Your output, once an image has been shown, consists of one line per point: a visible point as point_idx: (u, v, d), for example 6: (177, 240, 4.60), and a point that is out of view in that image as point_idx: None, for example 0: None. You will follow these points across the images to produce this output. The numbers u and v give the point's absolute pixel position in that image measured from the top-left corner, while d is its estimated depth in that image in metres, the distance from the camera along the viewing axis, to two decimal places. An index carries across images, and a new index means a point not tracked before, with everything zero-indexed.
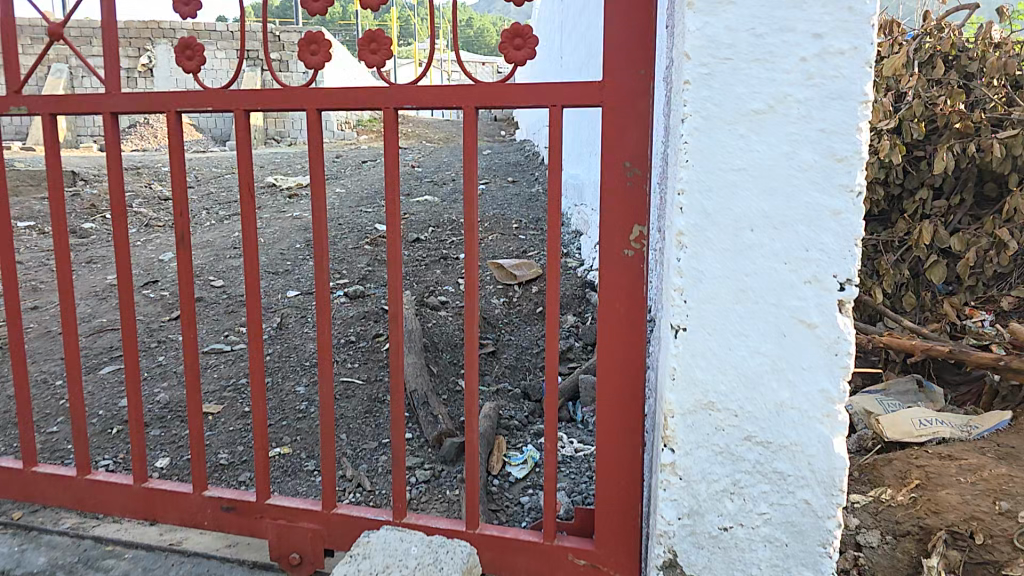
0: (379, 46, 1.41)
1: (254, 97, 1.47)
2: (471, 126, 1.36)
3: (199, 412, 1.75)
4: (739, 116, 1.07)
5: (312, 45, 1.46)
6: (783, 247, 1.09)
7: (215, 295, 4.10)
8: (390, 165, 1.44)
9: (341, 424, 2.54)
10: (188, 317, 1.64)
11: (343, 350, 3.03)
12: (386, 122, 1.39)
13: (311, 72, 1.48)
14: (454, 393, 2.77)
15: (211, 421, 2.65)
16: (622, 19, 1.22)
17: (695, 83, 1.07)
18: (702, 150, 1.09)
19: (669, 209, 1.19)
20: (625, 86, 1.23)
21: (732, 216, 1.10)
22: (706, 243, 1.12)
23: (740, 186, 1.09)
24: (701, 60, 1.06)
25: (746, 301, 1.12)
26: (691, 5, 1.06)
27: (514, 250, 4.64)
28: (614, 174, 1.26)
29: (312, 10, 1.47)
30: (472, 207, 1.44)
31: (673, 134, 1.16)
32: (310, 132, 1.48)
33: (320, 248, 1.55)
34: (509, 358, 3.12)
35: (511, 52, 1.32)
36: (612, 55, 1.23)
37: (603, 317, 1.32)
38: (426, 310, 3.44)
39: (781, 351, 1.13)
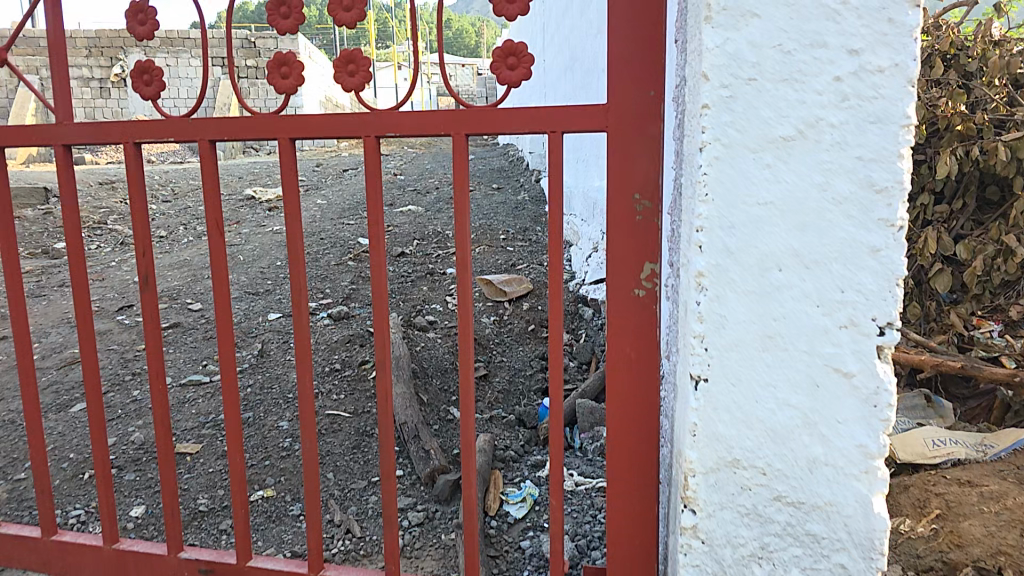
0: (358, 67, 1.28)
1: (221, 126, 1.33)
2: (461, 155, 1.23)
3: (171, 470, 1.58)
4: (765, 143, 0.95)
5: (282, 67, 1.32)
6: (815, 287, 0.97)
7: (193, 320, 3.91)
8: (373, 196, 1.31)
9: (327, 462, 2.37)
10: (154, 371, 1.47)
11: (328, 379, 2.86)
12: (368, 153, 1.27)
13: (283, 96, 1.34)
14: (446, 423, 2.62)
15: (189, 463, 2.48)
16: (628, 35, 1.10)
17: (715, 106, 0.96)
18: (723, 182, 0.97)
19: (684, 247, 1.07)
20: (633, 110, 1.11)
21: (757, 254, 0.98)
22: (729, 284, 1.00)
23: (766, 221, 0.97)
24: (722, 81, 0.95)
25: (775, 348, 1.00)
26: (710, 19, 0.94)
27: (502, 263, 4.51)
28: (622, 206, 1.14)
29: (282, 29, 1.33)
30: (464, 241, 1.31)
31: (689, 163, 1.04)
32: (284, 163, 1.34)
33: (298, 286, 1.40)
34: (502, 381, 2.98)
35: (504, 73, 1.20)
36: (617, 74, 1.11)
37: (612, 362, 1.19)
38: (413, 333, 3.29)
39: (813, 402, 1.01)
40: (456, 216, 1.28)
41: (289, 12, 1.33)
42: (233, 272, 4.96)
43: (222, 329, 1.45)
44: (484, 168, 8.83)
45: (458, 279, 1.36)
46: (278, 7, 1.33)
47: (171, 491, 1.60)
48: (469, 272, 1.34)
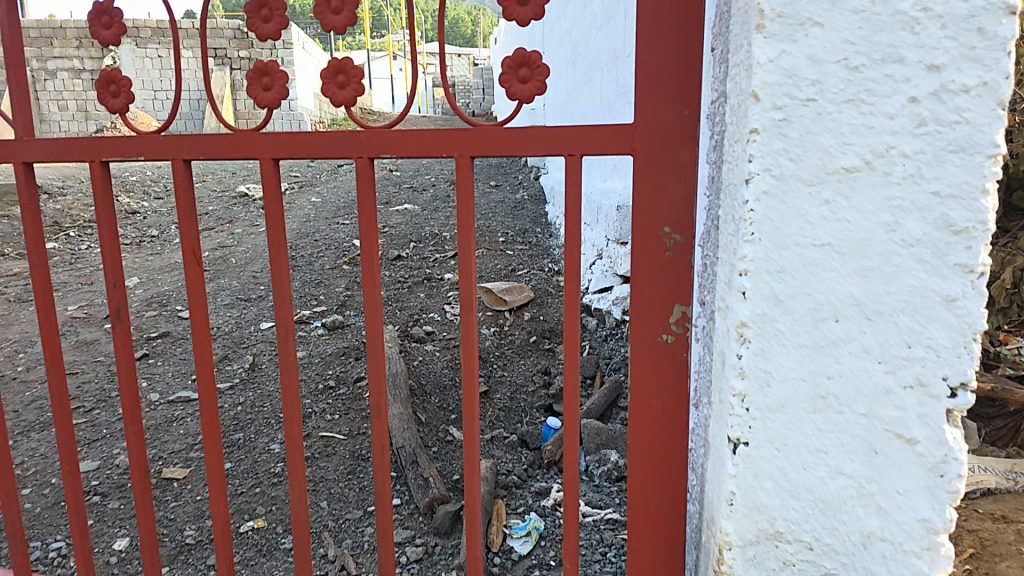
0: (348, 79, 1.13)
1: (195, 144, 1.19)
2: (465, 179, 1.10)
3: (153, 540, 1.36)
4: (823, 175, 0.84)
5: (264, 77, 1.18)
6: (877, 340, 0.85)
7: (183, 329, 3.76)
8: (365, 219, 1.16)
9: (321, 489, 2.23)
10: (130, 407, 1.29)
11: (321, 398, 2.72)
12: (360, 175, 1.13)
13: (265, 111, 1.20)
14: (445, 445, 2.48)
15: (176, 490, 2.32)
16: (657, 49, 1.00)
17: (765, 132, 0.84)
18: (772, 221, 0.86)
19: (721, 287, 0.94)
20: (665, 132, 1.01)
21: (810, 302, 0.86)
22: (775, 335, 0.87)
23: (822, 264, 0.85)
24: (775, 100, 0.84)
25: (827, 410, 0.87)
26: (764, 28, 0.83)
27: (502, 268, 4.35)
28: (650, 238, 1.02)
29: (261, 34, 1.19)
30: (469, 273, 1.17)
31: (728, 193, 0.92)
32: (266, 189, 1.20)
33: (283, 320, 1.26)
34: (504, 398, 2.83)
35: (514, 86, 1.06)
36: (645, 94, 1.01)
37: (635, 412, 1.07)
38: (411, 345, 3.14)
39: (870, 472, 0.87)
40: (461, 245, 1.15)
41: (270, 15, 1.18)
42: (225, 276, 4.80)
43: (200, 363, 1.29)
44: (482, 163, 8.63)
45: (462, 314, 1.23)
46: (258, 8, 1.19)
47: (151, 549, 1.36)
48: (474, 306, 1.21)
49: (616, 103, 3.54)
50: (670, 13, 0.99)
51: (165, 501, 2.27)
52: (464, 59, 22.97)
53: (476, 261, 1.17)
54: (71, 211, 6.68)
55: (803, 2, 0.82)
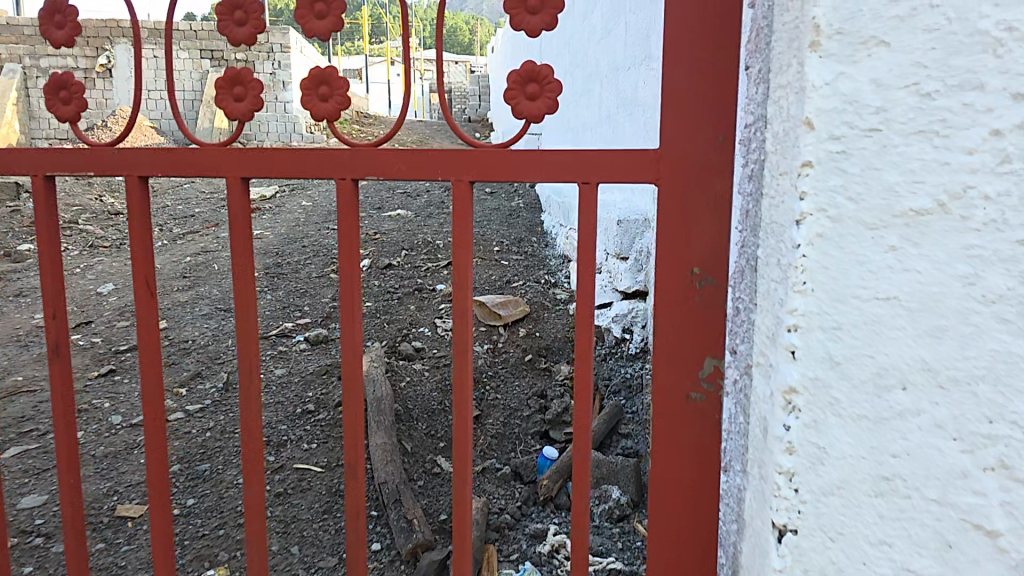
0: (332, 90, 0.99)
1: (151, 161, 1.06)
2: (463, 207, 0.96)
3: None
4: (888, 219, 0.70)
5: (236, 86, 1.04)
6: (950, 413, 0.72)
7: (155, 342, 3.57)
8: (344, 250, 1.01)
9: (292, 532, 2.08)
10: (64, 461, 1.14)
11: (299, 425, 2.57)
12: (342, 200, 0.99)
13: (237, 123, 1.05)
14: (432, 477, 2.34)
15: (128, 532, 2.16)
16: (684, 65, 0.87)
17: (821, 165, 0.70)
18: (828, 270, 0.72)
19: (760, 341, 0.81)
20: (694, 161, 0.87)
21: (873, 366, 0.73)
22: (830, 405, 0.74)
23: (886, 322, 0.72)
24: (831, 131, 0.70)
25: (892, 493, 0.74)
26: (819, 46, 0.69)
27: (496, 279, 4.21)
28: (675, 281, 0.89)
29: (235, 39, 1.04)
30: (465, 311, 1.03)
31: (770, 234, 0.79)
32: (232, 212, 1.05)
33: (246, 365, 1.11)
34: (496, 424, 2.69)
35: (522, 103, 0.92)
36: (673, 116, 0.87)
37: (655, 476, 0.94)
38: (397, 364, 2.98)
39: (943, 569, 0.74)
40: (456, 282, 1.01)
41: (245, 19, 1.04)
42: (206, 284, 4.61)
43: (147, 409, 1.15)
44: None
45: (455, 357, 1.08)
46: (232, 11, 1.04)
47: None
48: (468, 350, 1.07)
49: (615, 115, 3.41)
50: (700, 24, 0.86)
51: (117, 544, 2.10)
52: (462, 64, 22.89)
53: (473, 298, 1.03)
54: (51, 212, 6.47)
55: (867, 16, 0.68)
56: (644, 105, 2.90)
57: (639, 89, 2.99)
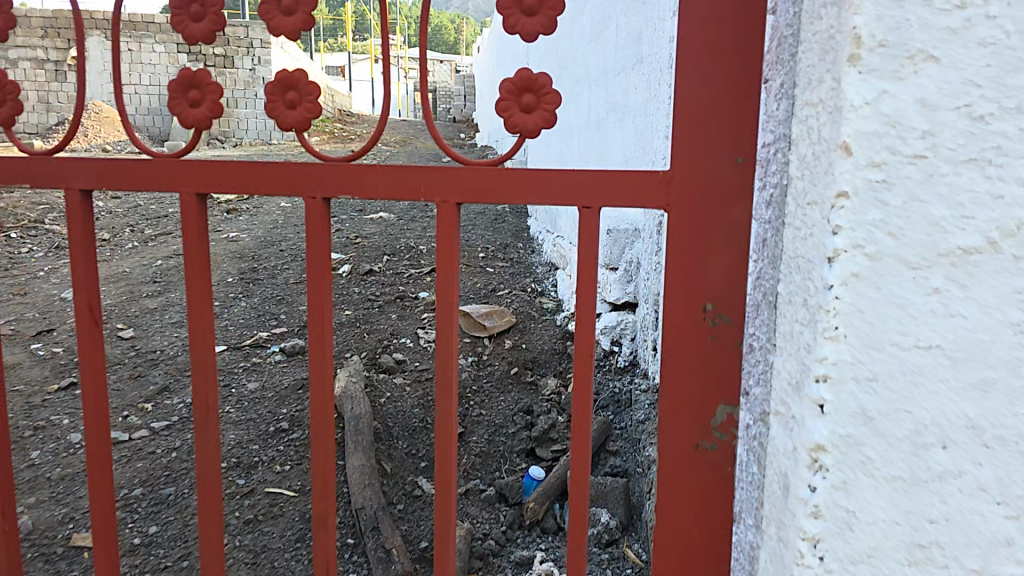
0: (300, 96, 0.88)
1: (93, 174, 0.96)
2: (448, 232, 0.85)
3: None
4: (933, 257, 0.62)
5: (192, 89, 0.92)
6: (996, 474, 0.64)
7: (121, 352, 3.41)
8: (314, 277, 0.91)
9: (262, 562, 1.96)
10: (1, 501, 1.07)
11: (271, 444, 2.45)
12: (312, 221, 0.88)
13: (192, 130, 0.94)
14: (411, 500, 2.24)
15: (83, 564, 2.03)
16: (698, 79, 0.78)
17: (859, 196, 0.62)
18: (863, 314, 0.64)
19: (781, 387, 0.73)
20: (710, 186, 0.79)
21: (912, 421, 0.64)
22: (861, 464, 0.66)
23: (926, 373, 0.64)
24: (871, 157, 0.61)
25: (927, 562, 0.67)
26: (859, 60, 0.61)
27: (481, 287, 4.10)
28: (686, 318, 0.81)
29: (191, 36, 0.93)
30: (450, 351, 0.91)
31: (794, 267, 0.70)
32: (188, 232, 0.94)
33: (203, 401, 1.00)
34: (480, 442, 2.61)
35: (516, 115, 0.83)
36: (685, 135, 0.79)
37: (660, 528, 0.86)
38: (377, 378, 2.86)
39: None
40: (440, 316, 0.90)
41: (202, 13, 0.92)
42: (177, 289, 4.43)
43: (91, 444, 1.07)
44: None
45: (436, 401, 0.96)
46: (188, 4, 0.93)
47: None
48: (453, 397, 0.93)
49: (605, 120, 3.34)
50: (719, 33, 0.77)
51: None
52: (446, 66, 22.74)
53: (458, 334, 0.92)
54: (16, 210, 6.20)
55: (915, 26, 0.59)
56: (635, 111, 2.82)
57: (630, 95, 2.92)
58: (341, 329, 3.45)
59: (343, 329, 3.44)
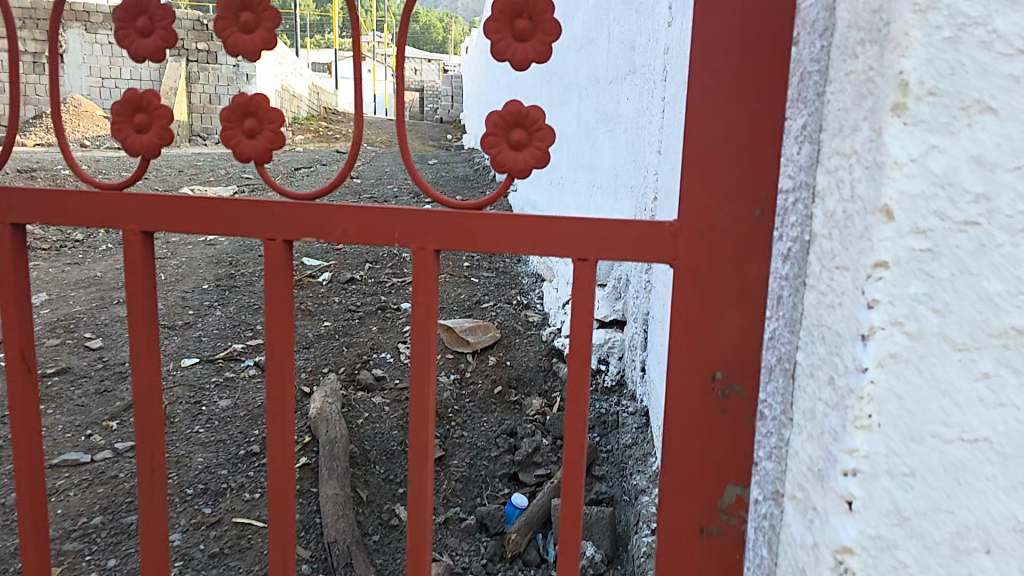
0: (260, 124, 0.78)
1: (28, 207, 0.85)
2: (426, 283, 0.76)
3: None
4: (984, 339, 0.54)
5: (137, 113, 0.82)
6: None
7: (88, 365, 3.24)
8: (275, 331, 0.81)
9: None
10: None
11: (241, 470, 2.32)
12: (275, 267, 0.79)
13: (138, 158, 0.83)
14: (389, 530, 2.13)
15: None
16: (710, 124, 0.72)
17: (902, 266, 0.54)
18: (903, 400, 0.55)
19: (800, 471, 0.64)
20: (719, 242, 0.72)
21: (953, 522, 0.56)
22: (894, 570, 0.57)
23: (972, 470, 0.55)
24: (916, 222, 0.53)
25: None
26: (905, 109, 0.53)
27: (466, 299, 3.99)
28: (692, 385, 0.74)
29: (138, 53, 0.83)
30: (425, 417, 0.81)
31: (820, 336, 0.62)
32: (131, 273, 0.82)
33: (148, 461, 0.88)
34: (461, 466, 2.51)
35: (504, 152, 0.73)
36: (694, 186, 0.72)
37: None
38: (355, 397, 2.73)
39: None
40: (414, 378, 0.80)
41: (150, 27, 0.82)
42: None
43: (23, 500, 0.96)
44: (441, 164, 8.19)
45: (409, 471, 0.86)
46: (134, 18, 0.83)
47: None
48: (428, 468, 0.83)
49: (595, 130, 3.26)
50: (734, 74, 0.71)
51: None
52: (434, 65, 22.62)
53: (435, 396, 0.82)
54: None
55: (971, 72, 0.52)
56: (627, 123, 2.75)
57: (621, 106, 2.84)
58: (319, 342, 3.32)
59: (321, 342, 3.31)
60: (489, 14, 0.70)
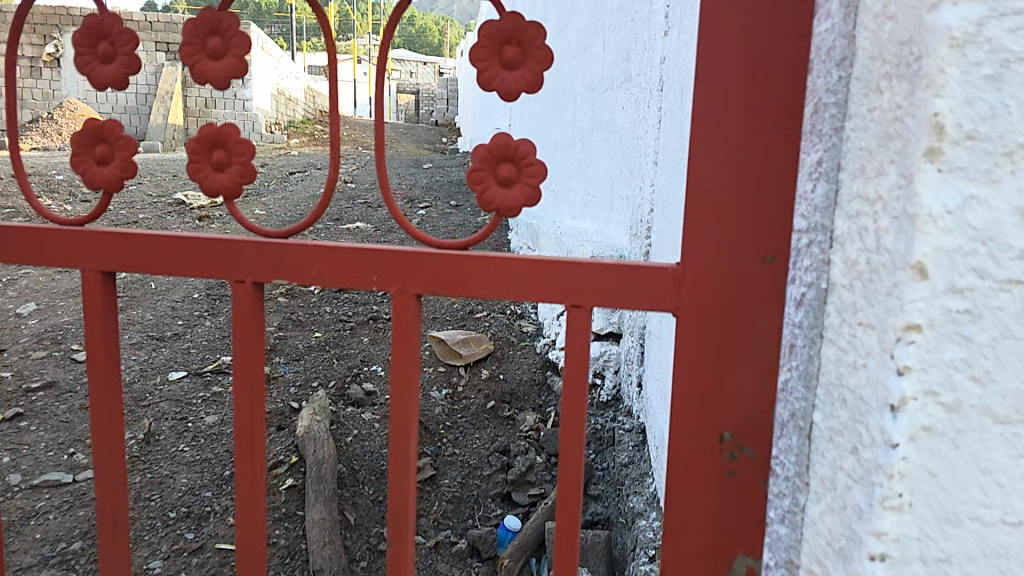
0: (228, 156, 0.72)
1: None
2: (407, 330, 0.72)
3: None
4: None
5: (98, 144, 0.76)
6: None
7: (73, 379, 3.14)
8: (244, 378, 0.75)
9: None
10: None
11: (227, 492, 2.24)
12: (246, 312, 0.73)
13: (99, 193, 0.77)
14: (378, 556, 2.05)
15: None
16: (717, 162, 0.66)
17: (937, 329, 0.48)
18: (938, 477, 0.49)
19: (816, 543, 0.58)
20: (726, 290, 0.66)
21: None
22: None
23: (1013, 555, 0.50)
24: (951, 280, 0.48)
25: None
26: (940, 154, 0.47)
27: (458, 309, 3.92)
28: (697, 445, 0.68)
29: (99, 81, 0.77)
30: (406, 473, 0.76)
31: (839, 396, 0.56)
32: (91, 316, 0.76)
33: (110, 515, 0.81)
34: (452, 486, 2.44)
35: (492, 188, 0.68)
36: (699, 229, 0.67)
37: None
38: (344, 414, 2.66)
39: None
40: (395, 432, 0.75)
41: (111, 53, 0.76)
42: (136, 307, 3.97)
43: None
44: (435, 168, 8.13)
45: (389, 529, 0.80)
46: (95, 43, 0.77)
47: None
48: (409, 527, 0.77)
49: (590, 138, 3.21)
50: (743, 109, 0.65)
51: None
52: (430, 68, 22.72)
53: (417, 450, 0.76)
54: None
55: (1014, 114, 0.47)
56: (622, 132, 2.70)
57: (616, 114, 2.80)
58: (309, 354, 3.24)
59: (311, 355, 3.24)
60: (475, 40, 0.64)
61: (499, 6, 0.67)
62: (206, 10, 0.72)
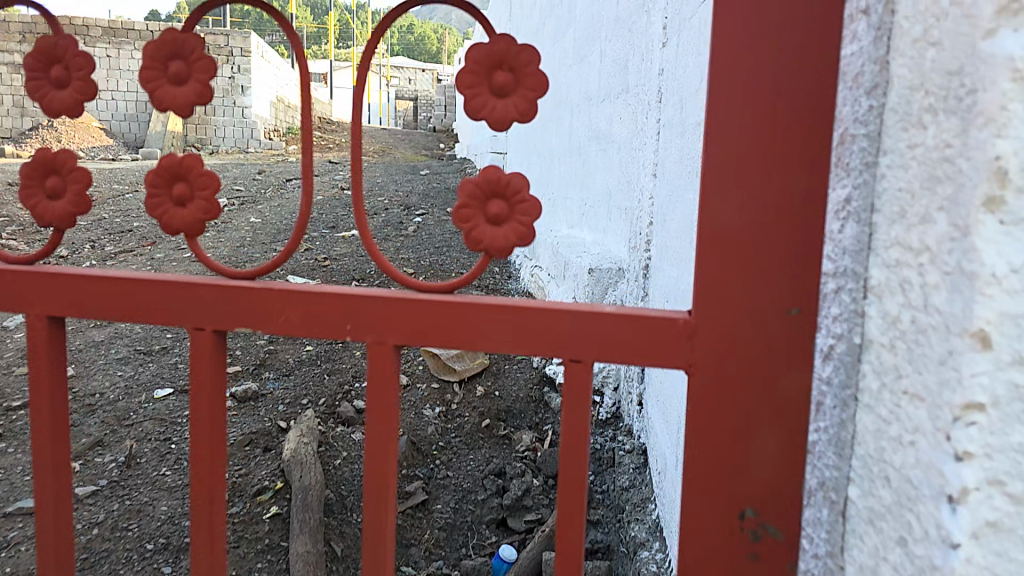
0: (191, 191, 0.65)
1: None
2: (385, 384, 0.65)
3: None
4: None
5: (50, 177, 0.69)
6: None
7: None
8: (206, 435, 0.68)
9: None
10: None
11: None
12: (208, 361, 0.67)
13: (51, 229, 0.70)
14: None
15: None
16: (733, 202, 0.59)
17: (1001, 408, 0.41)
18: None
19: None
20: (744, 346, 0.59)
21: None
22: None
23: None
24: (1018, 351, 0.41)
25: None
26: (1001, 204, 0.40)
27: None
28: (711, 518, 0.61)
29: (53, 108, 0.70)
30: (385, 542, 0.69)
31: (880, 473, 0.49)
32: (37, 362, 0.70)
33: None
34: (444, 512, 2.35)
35: (482, 228, 0.61)
36: (713, 277, 0.60)
37: None
38: (333, 434, 2.56)
39: None
40: (374, 496, 0.68)
41: (66, 78, 0.69)
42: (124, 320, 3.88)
43: None
44: (432, 175, 8.07)
45: None
46: (49, 66, 0.70)
47: None
48: None
49: (588, 148, 3.14)
50: (763, 143, 0.59)
51: None
52: (428, 74, 22.75)
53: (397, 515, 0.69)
54: None
55: None
56: (620, 144, 2.63)
57: (614, 124, 2.73)
58: (300, 369, 3.15)
59: (302, 369, 3.15)
60: (463, 64, 0.57)
61: (489, 27, 0.61)
62: (170, 30, 0.65)
